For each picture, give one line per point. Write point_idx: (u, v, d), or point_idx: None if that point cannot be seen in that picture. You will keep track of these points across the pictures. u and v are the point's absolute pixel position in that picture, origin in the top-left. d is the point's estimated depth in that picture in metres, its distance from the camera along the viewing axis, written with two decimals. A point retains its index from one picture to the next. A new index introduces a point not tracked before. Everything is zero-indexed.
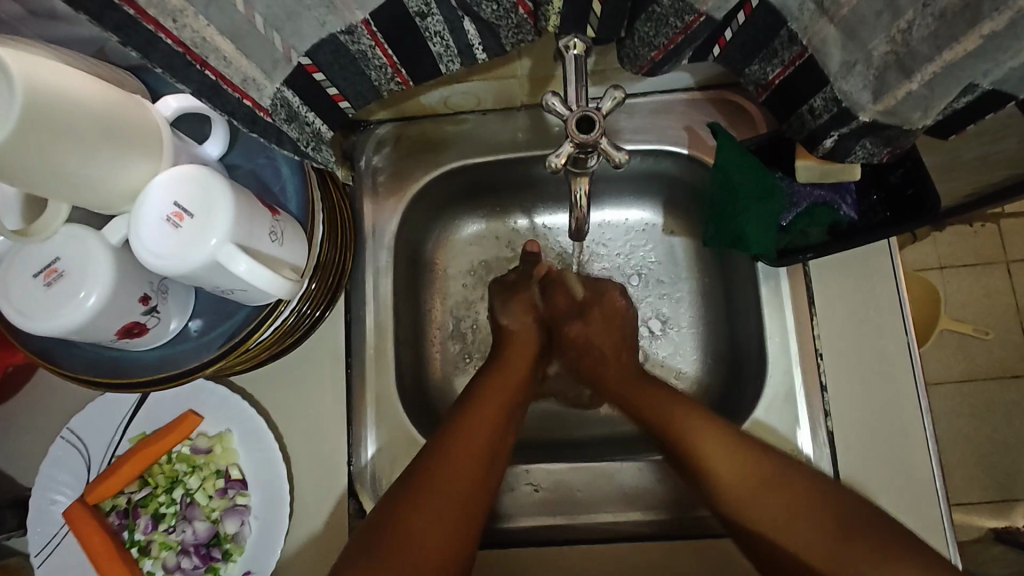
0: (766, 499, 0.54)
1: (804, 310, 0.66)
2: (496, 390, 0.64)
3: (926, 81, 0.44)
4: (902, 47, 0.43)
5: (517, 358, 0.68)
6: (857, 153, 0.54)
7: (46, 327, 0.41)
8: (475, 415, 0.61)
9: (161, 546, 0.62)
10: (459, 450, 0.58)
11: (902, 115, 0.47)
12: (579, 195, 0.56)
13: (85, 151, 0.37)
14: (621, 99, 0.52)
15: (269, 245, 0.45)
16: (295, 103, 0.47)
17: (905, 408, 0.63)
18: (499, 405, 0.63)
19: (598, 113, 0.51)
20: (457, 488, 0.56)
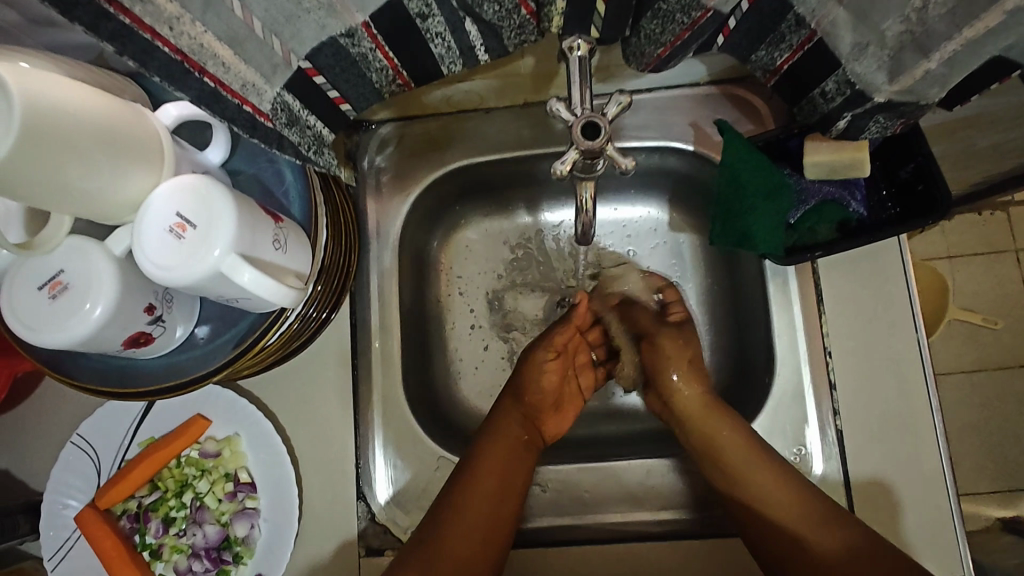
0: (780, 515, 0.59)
1: (813, 307, 0.65)
2: (507, 429, 0.65)
3: (945, 60, 0.42)
4: (919, 26, 0.41)
5: (529, 394, 0.68)
6: (869, 128, 0.53)
7: (51, 341, 0.41)
8: (499, 439, 0.64)
9: (172, 549, 0.62)
10: (479, 489, 0.60)
11: (919, 93, 0.46)
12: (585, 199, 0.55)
13: (86, 163, 0.37)
14: (627, 104, 0.51)
15: (272, 254, 0.44)
16: (296, 106, 0.47)
17: (915, 404, 0.62)
18: (512, 443, 0.64)
19: (603, 117, 0.50)
20: (479, 529, 0.59)
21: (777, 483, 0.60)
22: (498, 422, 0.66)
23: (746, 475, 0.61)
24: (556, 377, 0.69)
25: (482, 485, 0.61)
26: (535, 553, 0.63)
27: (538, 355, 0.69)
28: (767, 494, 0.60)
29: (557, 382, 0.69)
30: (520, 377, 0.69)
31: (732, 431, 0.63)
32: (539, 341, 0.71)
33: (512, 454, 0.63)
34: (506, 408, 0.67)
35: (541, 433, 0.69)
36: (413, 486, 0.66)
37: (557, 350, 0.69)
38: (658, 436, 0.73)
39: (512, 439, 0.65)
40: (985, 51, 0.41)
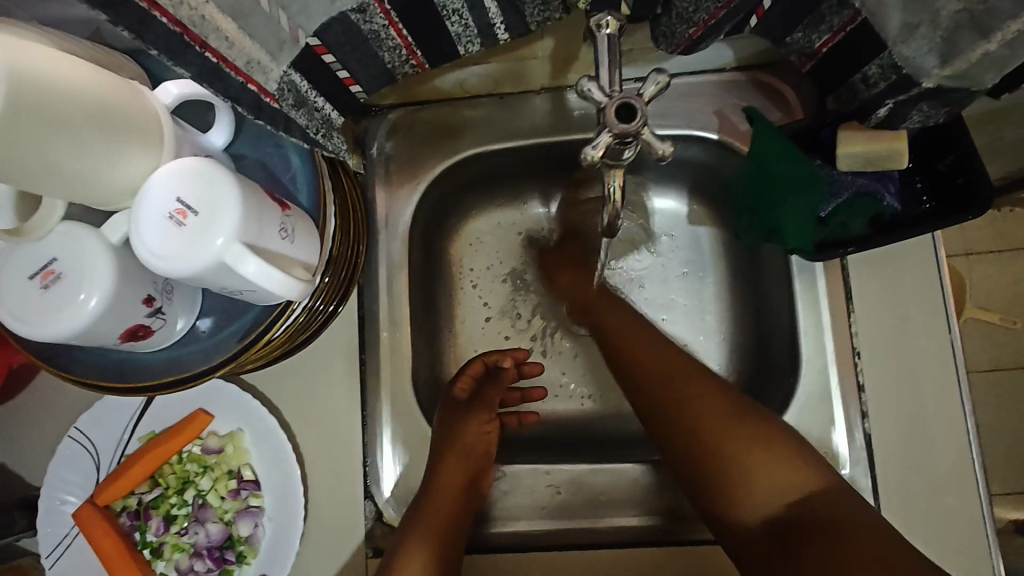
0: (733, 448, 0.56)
1: (842, 306, 0.62)
2: (448, 486, 0.60)
3: (1007, 40, 0.39)
4: (979, 3, 0.37)
5: (462, 450, 0.62)
6: (913, 117, 0.49)
7: (44, 334, 0.38)
8: (459, 437, 0.63)
9: (174, 548, 0.60)
10: (442, 486, 0.60)
11: (973, 77, 0.42)
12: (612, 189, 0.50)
13: (81, 144, 0.34)
14: (665, 83, 0.44)
15: (280, 244, 0.41)
16: (304, 86, 0.45)
17: (946, 408, 0.60)
18: (449, 501, 0.60)
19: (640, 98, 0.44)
20: (440, 526, 0.58)
21: (692, 383, 0.60)
22: (439, 479, 0.60)
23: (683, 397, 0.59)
24: (486, 435, 0.65)
25: (423, 549, 0.56)
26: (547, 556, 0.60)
27: (473, 419, 0.64)
28: (712, 426, 0.57)
29: (486, 439, 0.65)
30: (456, 434, 0.63)
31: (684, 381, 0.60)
32: (470, 401, 0.66)
33: (454, 511, 0.60)
34: (443, 464, 0.61)
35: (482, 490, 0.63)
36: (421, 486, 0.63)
37: (486, 411, 0.65)
38: None
39: (471, 435, 0.64)
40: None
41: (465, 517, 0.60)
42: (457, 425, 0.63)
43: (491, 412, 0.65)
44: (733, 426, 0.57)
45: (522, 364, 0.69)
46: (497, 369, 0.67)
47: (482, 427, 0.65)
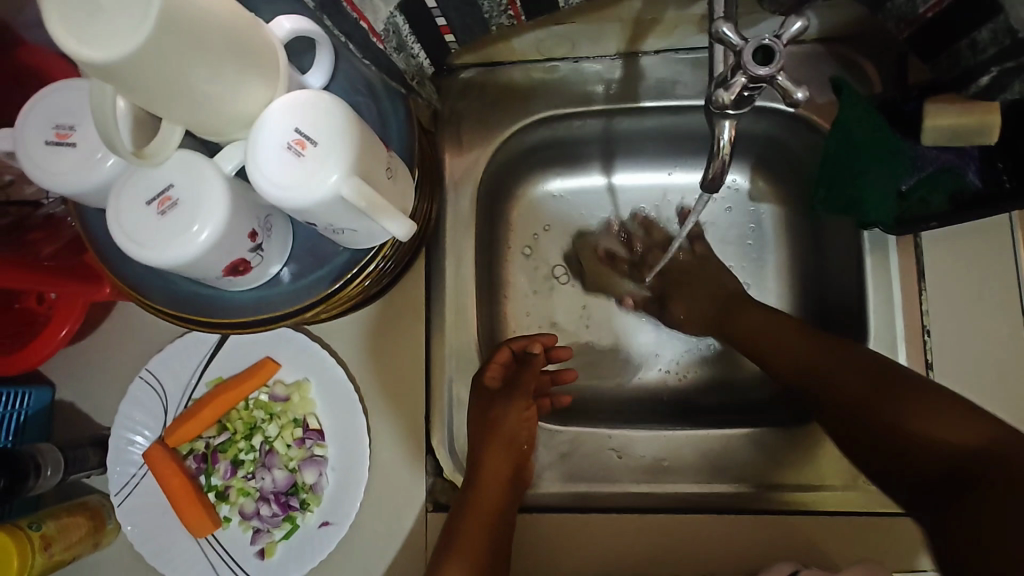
0: (823, 372, 0.55)
1: (913, 284, 0.62)
2: (494, 484, 0.58)
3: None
4: None
5: (506, 443, 0.60)
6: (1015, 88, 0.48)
7: (158, 259, 0.38)
8: (501, 437, 0.60)
9: (239, 492, 0.61)
10: (489, 486, 0.58)
11: None
12: (722, 143, 0.44)
13: (213, 66, 0.34)
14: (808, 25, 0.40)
15: (387, 186, 0.41)
16: (404, 29, 0.46)
17: (1013, 390, 0.60)
18: (496, 497, 0.58)
19: (779, 40, 0.40)
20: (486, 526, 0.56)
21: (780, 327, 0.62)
22: (484, 469, 0.59)
23: (779, 339, 0.61)
24: (524, 420, 0.62)
25: (470, 545, 0.55)
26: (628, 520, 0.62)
27: (511, 407, 0.61)
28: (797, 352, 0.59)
29: (528, 428, 0.62)
30: (502, 426, 0.60)
31: (759, 309, 0.66)
32: (506, 390, 0.62)
33: (497, 506, 0.58)
34: (488, 462, 0.58)
35: (527, 479, 0.62)
36: None
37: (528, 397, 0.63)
38: (732, 409, 0.72)
39: (511, 432, 0.60)
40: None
41: (510, 513, 0.59)
42: (500, 416, 0.60)
43: (529, 398, 0.63)
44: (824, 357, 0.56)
45: (552, 349, 0.68)
46: (528, 355, 0.65)
47: (521, 416, 0.61)
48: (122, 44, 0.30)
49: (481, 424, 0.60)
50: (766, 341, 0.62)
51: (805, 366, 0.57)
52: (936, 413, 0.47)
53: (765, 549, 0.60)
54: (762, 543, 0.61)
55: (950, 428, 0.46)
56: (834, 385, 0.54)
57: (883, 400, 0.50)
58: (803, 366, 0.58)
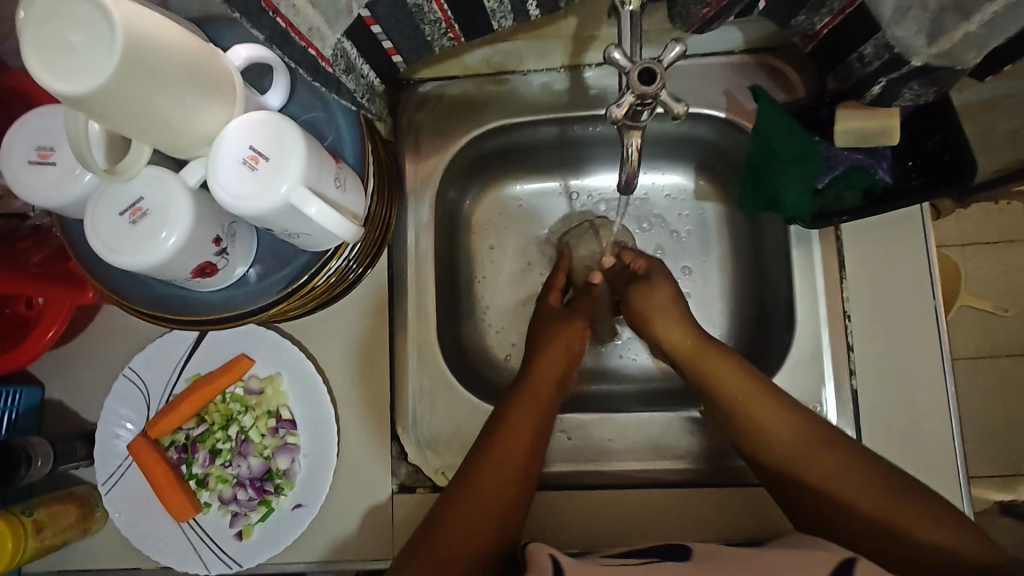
0: (817, 468, 0.57)
1: (834, 273, 0.68)
2: (501, 475, 0.58)
3: (985, 22, 0.43)
4: None
5: (518, 435, 0.61)
6: (904, 95, 0.54)
7: (132, 264, 0.44)
8: (532, 393, 0.65)
9: (218, 479, 0.66)
10: (518, 424, 0.61)
11: (957, 57, 0.47)
12: (630, 150, 0.51)
13: (172, 92, 0.39)
14: (684, 51, 0.46)
15: (335, 193, 0.47)
16: (352, 52, 0.50)
17: (926, 369, 0.65)
18: (506, 487, 0.58)
19: (660, 64, 0.45)
20: (506, 469, 0.59)
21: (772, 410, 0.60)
22: (514, 409, 0.63)
23: (764, 415, 0.60)
24: (531, 415, 0.63)
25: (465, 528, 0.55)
26: (598, 498, 0.66)
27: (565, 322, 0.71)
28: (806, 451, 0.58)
29: (543, 422, 0.63)
30: (513, 409, 0.63)
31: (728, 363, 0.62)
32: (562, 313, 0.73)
33: (528, 446, 0.61)
34: (495, 455, 0.59)
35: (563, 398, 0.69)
36: (444, 430, 0.69)
37: (538, 393, 0.65)
38: (678, 394, 0.77)
39: (546, 385, 0.66)
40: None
41: (522, 497, 0.59)
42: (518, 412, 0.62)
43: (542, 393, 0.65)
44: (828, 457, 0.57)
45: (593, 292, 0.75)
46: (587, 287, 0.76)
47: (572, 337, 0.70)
48: (93, 77, 0.35)
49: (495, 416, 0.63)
50: (748, 410, 0.60)
51: (792, 456, 0.58)
52: (922, 520, 0.53)
53: (707, 522, 0.65)
54: (698, 518, 0.65)
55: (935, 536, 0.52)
56: (831, 481, 0.56)
57: (876, 506, 0.54)
58: (787, 454, 0.59)
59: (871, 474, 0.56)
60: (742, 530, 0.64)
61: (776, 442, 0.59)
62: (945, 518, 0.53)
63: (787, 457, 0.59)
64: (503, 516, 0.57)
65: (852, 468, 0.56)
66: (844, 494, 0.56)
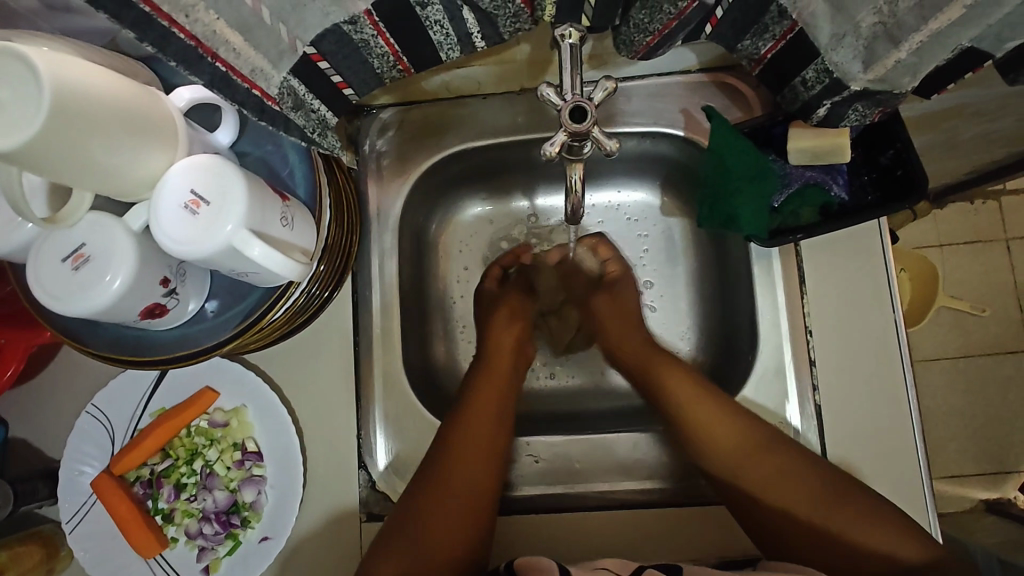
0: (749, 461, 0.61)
1: (795, 288, 0.68)
2: (462, 486, 0.61)
3: (914, 49, 0.45)
4: (889, 17, 0.43)
5: (471, 446, 0.63)
6: (850, 116, 0.55)
7: (76, 309, 0.43)
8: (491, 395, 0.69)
9: (184, 514, 0.66)
10: (481, 424, 0.65)
11: (891, 82, 0.48)
12: (574, 180, 0.55)
13: (107, 139, 0.39)
14: (613, 89, 0.52)
15: (281, 231, 0.47)
16: (301, 90, 0.49)
17: (889, 382, 0.65)
18: (470, 496, 0.61)
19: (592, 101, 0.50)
20: (475, 467, 0.62)
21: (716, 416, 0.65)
22: (477, 407, 0.67)
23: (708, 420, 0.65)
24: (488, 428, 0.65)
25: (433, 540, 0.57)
26: (583, 517, 0.65)
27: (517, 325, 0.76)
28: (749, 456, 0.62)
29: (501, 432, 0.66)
30: (474, 408, 0.67)
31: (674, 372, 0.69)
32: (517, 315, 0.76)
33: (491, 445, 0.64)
34: (455, 466, 0.62)
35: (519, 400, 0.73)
36: (413, 456, 0.69)
37: (493, 406, 0.68)
38: (649, 410, 0.77)
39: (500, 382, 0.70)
40: (953, 41, 0.43)
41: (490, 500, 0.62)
42: (479, 418, 0.65)
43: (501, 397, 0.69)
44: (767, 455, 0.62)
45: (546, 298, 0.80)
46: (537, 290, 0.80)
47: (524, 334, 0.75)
48: (22, 130, 0.35)
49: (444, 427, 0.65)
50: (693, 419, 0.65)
51: (741, 458, 0.62)
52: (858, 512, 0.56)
53: (677, 542, 0.64)
54: (668, 539, 0.64)
55: (869, 528, 0.55)
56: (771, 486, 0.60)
57: (812, 505, 0.58)
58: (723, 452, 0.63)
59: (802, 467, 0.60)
60: (714, 550, 0.64)
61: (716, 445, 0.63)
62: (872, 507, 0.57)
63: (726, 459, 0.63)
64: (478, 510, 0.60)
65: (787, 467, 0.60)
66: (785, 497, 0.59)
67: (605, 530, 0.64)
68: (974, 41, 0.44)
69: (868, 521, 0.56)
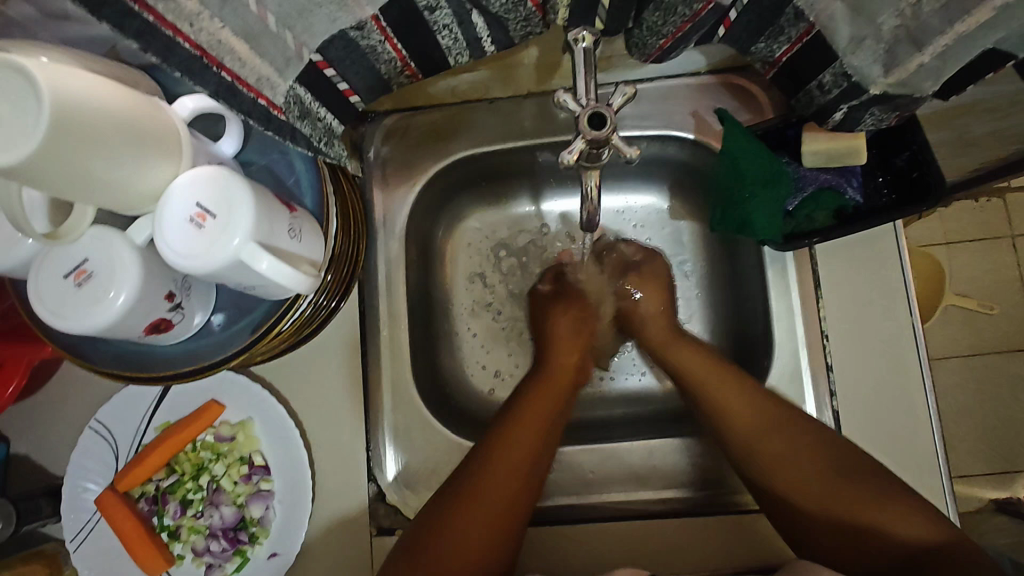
0: (778, 450, 0.59)
1: (810, 293, 0.67)
2: (501, 486, 0.58)
3: (937, 53, 0.43)
4: (912, 20, 0.42)
5: (519, 444, 0.61)
6: (867, 120, 0.54)
7: (79, 327, 0.42)
8: (533, 398, 0.66)
9: (190, 530, 0.64)
10: (528, 420, 0.63)
11: (913, 86, 0.47)
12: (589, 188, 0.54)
13: (108, 152, 0.38)
14: (633, 94, 0.51)
15: (289, 243, 0.46)
16: (307, 99, 0.49)
17: (908, 387, 0.64)
18: (506, 495, 0.58)
19: (610, 108, 0.49)
20: (518, 462, 0.60)
21: (751, 406, 0.62)
22: (528, 403, 0.65)
23: (736, 408, 0.62)
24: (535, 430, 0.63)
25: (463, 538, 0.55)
26: (609, 526, 0.65)
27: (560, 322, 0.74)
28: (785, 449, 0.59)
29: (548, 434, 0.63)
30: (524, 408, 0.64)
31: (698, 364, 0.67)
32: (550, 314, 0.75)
33: (537, 447, 0.62)
34: (497, 465, 0.59)
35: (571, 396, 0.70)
36: (422, 468, 0.68)
37: (543, 407, 0.65)
38: (661, 417, 0.76)
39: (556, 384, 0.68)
40: (979, 44, 0.42)
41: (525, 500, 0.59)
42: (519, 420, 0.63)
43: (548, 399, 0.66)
44: (809, 443, 0.58)
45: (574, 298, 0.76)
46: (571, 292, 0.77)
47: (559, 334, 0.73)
48: (18, 145, 0.33)
49: (495, 428, 0.63)
50: (722, 408, 0.63)
51: (769, 446, 0.59)
52: (884, 505, 0.53)
53: (694, 552, 0.63)
54: (687, 549, 0.64)
55: (897, 524, 0.52)
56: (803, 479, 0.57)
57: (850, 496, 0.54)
58: (754, 443, 0.60)
59: (832, 457, 0.57)
60: (732, 560, 0.63)
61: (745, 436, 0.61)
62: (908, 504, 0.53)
63: (753, 450, 0.60)
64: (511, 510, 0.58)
65: (825, 457, 0.57)
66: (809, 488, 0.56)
67: (626, 538, 0.64)
68: (998, 43, 0.43)
69: (896, 515, 0.52)
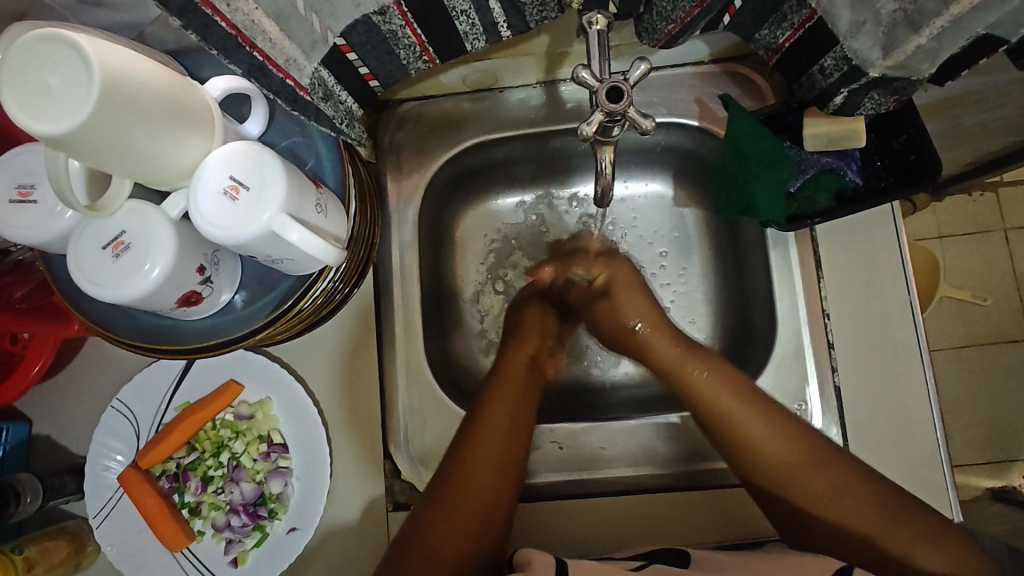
0: (803, 475, 0.56)
1: (811, 273, 0.69)
2: (490, 461, 0.59)
3: (935, 35, 0.46)
4: (911, 4, 0.45)
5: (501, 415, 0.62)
6: (867, 104, 0.56)
7: (115, 296, 0.44)
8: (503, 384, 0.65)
9: (211, 506, 0.66)
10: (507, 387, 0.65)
11: (911, 68, 0.49)
12: (603, 163, 0.56)
13: (149, 124, 0.39)
14: (648, 70, 0.52)
15: (316, 216, 0.48)
16: (331, 81, 0.50)
17: (906, 364, 0.66)
18: (494, 475, 0.58)
19: (626, 82, 0.51)
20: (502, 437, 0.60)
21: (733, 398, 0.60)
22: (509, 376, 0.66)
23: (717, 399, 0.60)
24: (506, 426, 0.61)
25: (441, 535, 0.55)
26: (613, 499, 0.66)
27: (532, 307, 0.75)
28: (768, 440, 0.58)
29: (520, 426, 0.62)
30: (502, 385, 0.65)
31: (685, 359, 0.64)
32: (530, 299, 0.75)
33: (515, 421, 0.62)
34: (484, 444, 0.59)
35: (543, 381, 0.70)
36: (436, 446, 0.70)
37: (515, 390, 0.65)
38: (666, 397, 0.78)
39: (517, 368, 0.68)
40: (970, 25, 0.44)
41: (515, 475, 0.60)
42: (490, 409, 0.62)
43: (523, 397, 0.65)
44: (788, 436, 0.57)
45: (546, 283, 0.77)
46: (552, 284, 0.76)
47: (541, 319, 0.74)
48: (72, 116, 0.35)
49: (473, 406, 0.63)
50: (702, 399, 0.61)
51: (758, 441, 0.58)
52: (915, 531, 0.52)
53: (702, 523, 0.65)
54: (694, 520, 0.66)
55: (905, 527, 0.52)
56: (795, 468, 0.56)
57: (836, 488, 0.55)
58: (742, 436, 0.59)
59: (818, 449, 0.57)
60: (741, 530, 0.65)
61: (761, 462, 0.58)
62: (936, 526, 0.52)
63: (770, 474, 0.58)
64: (499, 486, 0.58)
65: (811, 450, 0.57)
66: (824, 498, 0.55)
67: (631, 512, 0.66)
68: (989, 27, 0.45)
69: (928, 542, 0.51)
